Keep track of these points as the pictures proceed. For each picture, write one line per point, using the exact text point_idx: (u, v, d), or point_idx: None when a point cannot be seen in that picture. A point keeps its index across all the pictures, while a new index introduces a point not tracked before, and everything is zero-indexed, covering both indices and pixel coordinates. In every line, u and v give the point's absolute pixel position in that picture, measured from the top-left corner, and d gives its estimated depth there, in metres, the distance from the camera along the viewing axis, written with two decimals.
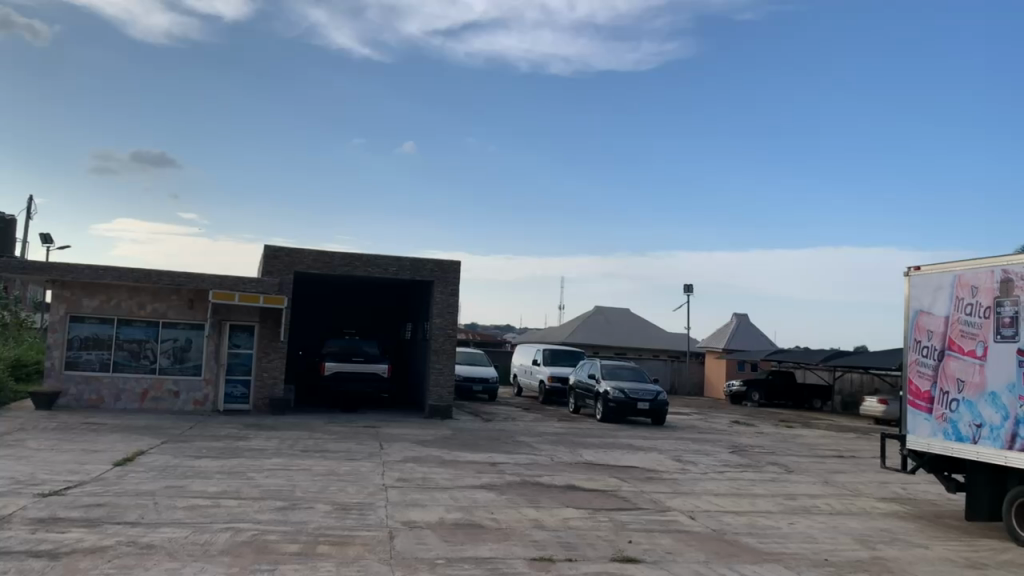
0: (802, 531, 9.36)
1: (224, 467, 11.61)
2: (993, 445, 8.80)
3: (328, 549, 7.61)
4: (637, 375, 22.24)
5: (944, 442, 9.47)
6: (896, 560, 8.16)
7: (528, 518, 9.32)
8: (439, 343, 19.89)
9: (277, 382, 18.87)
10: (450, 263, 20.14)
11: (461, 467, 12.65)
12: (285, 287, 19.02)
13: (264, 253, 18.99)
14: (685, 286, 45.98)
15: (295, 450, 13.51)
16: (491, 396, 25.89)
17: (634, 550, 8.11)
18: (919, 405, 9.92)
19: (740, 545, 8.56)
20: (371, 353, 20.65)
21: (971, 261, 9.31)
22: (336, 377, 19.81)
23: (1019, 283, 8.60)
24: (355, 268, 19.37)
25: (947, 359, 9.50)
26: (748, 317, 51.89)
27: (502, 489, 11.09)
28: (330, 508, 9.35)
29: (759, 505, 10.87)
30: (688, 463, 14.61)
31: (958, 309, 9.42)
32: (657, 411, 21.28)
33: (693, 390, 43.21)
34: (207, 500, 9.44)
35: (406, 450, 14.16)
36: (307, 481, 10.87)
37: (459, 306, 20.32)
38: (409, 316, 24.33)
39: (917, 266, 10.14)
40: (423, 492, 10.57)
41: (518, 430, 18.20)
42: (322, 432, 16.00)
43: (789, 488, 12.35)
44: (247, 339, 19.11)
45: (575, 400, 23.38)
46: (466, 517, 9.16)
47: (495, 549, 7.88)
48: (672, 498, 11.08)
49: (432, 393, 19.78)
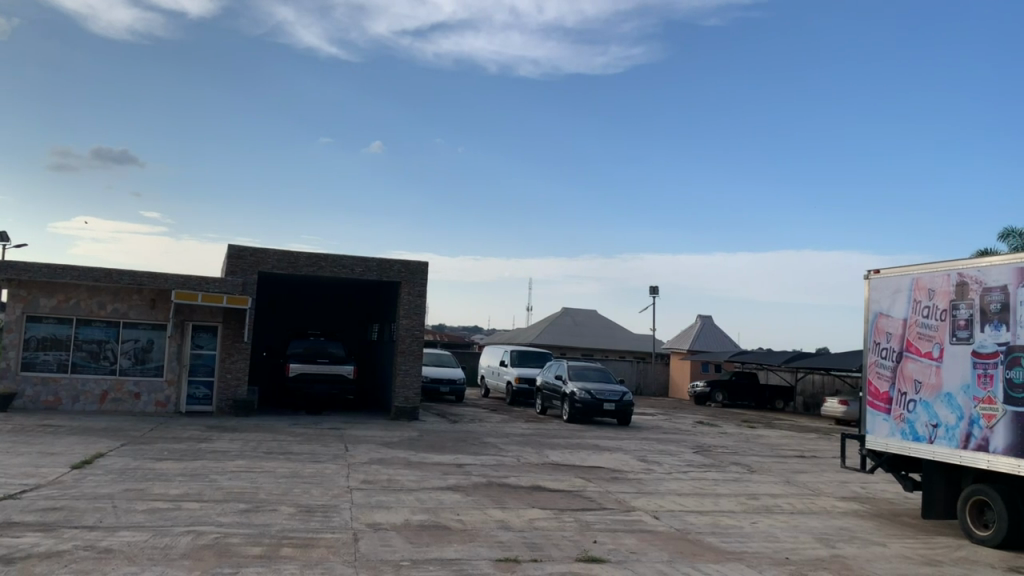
0: (764, 531, 9.48)
1: (185, 469, 11.44)
2: (948, 444, 9.00)
3: (291, 552, 7.54)
4: (604, 375, 22.37)
5: (902, 442, 9.66)
6: (854, 558, 8.30)
7: (493, 519, 9.32)
8: (405, 345, 19.80)
9: (240, 383, 18.65)
10: (417, 264, 20.06)
11: (426, 468, 12.61)
12: (249, 287, 18.81)
13: (228, 252, 18.75)
14: (652, 287, 46.47)
15: (258, 452, 13.37)
16: (458, 396, 25.78)
17: (598, 550, 8.16)
18: (878, 406, 10.11)
19: (703, 545, 8.64)
20: (337, 354, 20.49)
21: (928, 265, 9.52)
22: (301, 378, 19.65)
23: (975, 286, 8.81)
24: (321, 269, 19.23)
25: (904, 361, 9.70)
26: (712, 318, 52.54)
27: (468, 490, 11.07)
28: (293, 510, 9.27)
29: (722, 505, 10.99)
30: (653, 463, 14.72)
31: (915, 311, 9.63)
32: (623, 412, 21.41)
33: (659, 390, 43.59)
34: (167, 503, 9.30)
35: (371, 451, 14.09)
36: (270, 483, 10.76)
37: (426, 307, 20.27)
38: (376, 316, 24.22)
39: (876, 269, 10.33)
40: (387, 493, 10.52)
41: (485, 431, 18.19)
42: (286, 434, 15.84)
43: (751, 488, 12.49)
44: (210, 340, 18.85)
45: (542, 400, 23.42)
46: (432, 519, 9.14)
47: (460, 551, 7.87)
48: (636, 498, 11.15)
49: (398, 395, 19.69)
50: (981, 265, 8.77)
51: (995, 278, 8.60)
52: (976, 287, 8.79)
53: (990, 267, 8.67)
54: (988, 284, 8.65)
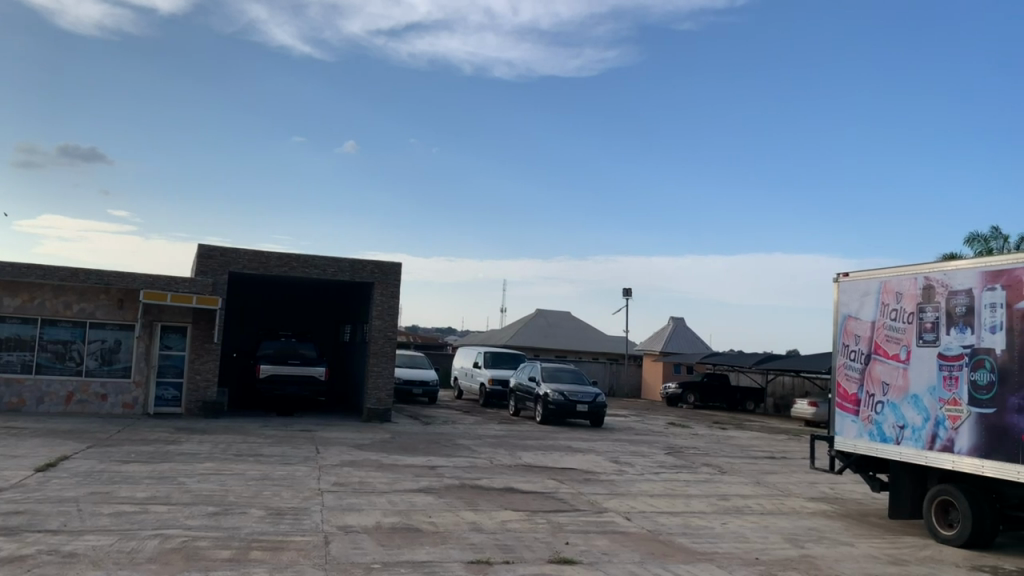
0: (734, 531, 9.56)
1: (152, 472, 11.27)
2: (915, 445, 9.13)
3: (261, 555, 7.46)
4: (577, 377, 22.42)
5: (870, 443, 9.78)
6: (823, 558, 8.39)
7: (465, 521, 9.30)
8: (378, 346, 19.70)
9: (210, 384, 18.44)
10: (390, 265, 19.97)
11: (399, 470, 12.56)
12: (219, 288, 18.60)
13: (198, 252, 18.53)
14: (624, 290, 46.75)
15: (228, 455, 13.22)
16: (431, 398, 25.70)
17: (571, 551, 8.17)
18: (847, 408, 10.23)
19: (675, 545, 8.69)
20: (309, 355, 20.31)
21: (896, 268, 9.67)
22: (272, 380, 19.46)
23: (941, 289, 8.96)
24: (292, 269, 19.07)
25: (872, 363, 9.83)
26: (684, 320, 52.98)
27: (440, 492, 11.03)
28: (263, 513, 9.17)
29: (693, 505, 11.06)
30: (625, 464, 14.78)
31: (883, 314, 9.77)
32: (596, 413, 21.47)
33: (631, 391, 43.80)
34: (134, 506, 9.16)
35: (343, 453, 14.00)
36: (239, 485, 10.64)
37: (400, 308, 20.18)
38: (348, 317, 24.05)
39: (845, 272, 10.46)
40: (359, 496, 10.45)
41: (458, 433, 18.15)
42: (256, 436, 15.68)
43: (722, 489, 12.60)
44: (179, 341, 18.61)
45: (515, 402, 23.42)
46: (404, 521, 9.09)
47: (432, 553, 7.83)
48: (608, 500, 11.18)
49: (371, 396, 19.55)
50: (947, 268, 8.92)
51: (960, 281, 8.75)
52: (943, 290, 8.93)
53: (956, 270, 8.82)
54: (954, 287, 8.80)
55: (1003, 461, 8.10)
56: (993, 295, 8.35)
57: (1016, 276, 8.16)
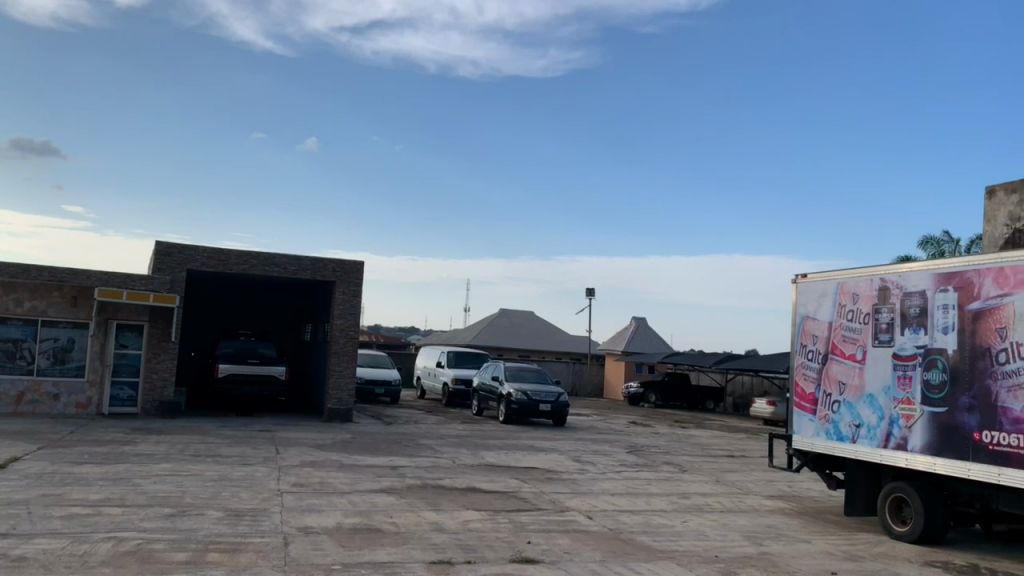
0: (694, 529, 9.65)
1: (106, 473, 11.03)
2: (870, 444, 9.30)
3: (219, 557, 7.34)
4: (540, 377, 22.46)
5: (827, 441, 9.95)
6: (780, 554, 8.51)
7: (427, 521, 9.26)
8: (340, 346, 19.52)
9: (167, 384, 18.15)
10: (352, 264, 19.80)
11: (360, 470, 12.46)
12: (176, 286, 18.28)
13: (155, 249, 18.17)
14: (588, 289, 47.10)
15: (185, 455, 13.00)
16: (393, 398, 25.56)
17: (532, 550, 8.18)
18: (804, 407, 10.40)
19: (636, 544, 8.74)
20: (269, 355, 20.07)
21: (853, 270, 9.83)
22: (230, 380, 19.17)
23: (896, 291, 9.14)
24: (252, 267, 18.84)
25: (829, 362, 10.00)
26: (647, 321, 53.43)
27: (402, 492, 10.97)
28: (221, 514, 9.02)
29: (653, 504, 11.15)
30: (586, 463, 14.86)
31: (840, 315, 9.94)
32: (559, 412, 21.54)
33: (594, 391, 44.00)
34: (87, 508, 8.95)
35: (303, 454, 13.83)
36: (197, 487, 10.45)
37: (361, 308, 20.01)
38: (309, 316, 23.78)
39: (804, 273, 10.62)
40: (320, 496, 10.35)
41: (420, 433, 18.08)
42: (214, 436, 15.42)
43: (682, 487, 12.72)
44: (135, 340, 18.26)
45: (478, 402, 23.40)
46: (364, 522, 9.02)
47: (393, 553, 7.78)
48: (570, 499, 11.20)
49: (331, 396, 19.35)
50: (901, 270, 9.11)
51: (914, 283, 8.94)
52: (897, 292, 9.12)
53: (910, 272, 9.01)
54: (908, 288, 8.99)
55: (954, 459, 8.29)
56: (945, 296, 8.55)
57: (967, 278, 8.36)
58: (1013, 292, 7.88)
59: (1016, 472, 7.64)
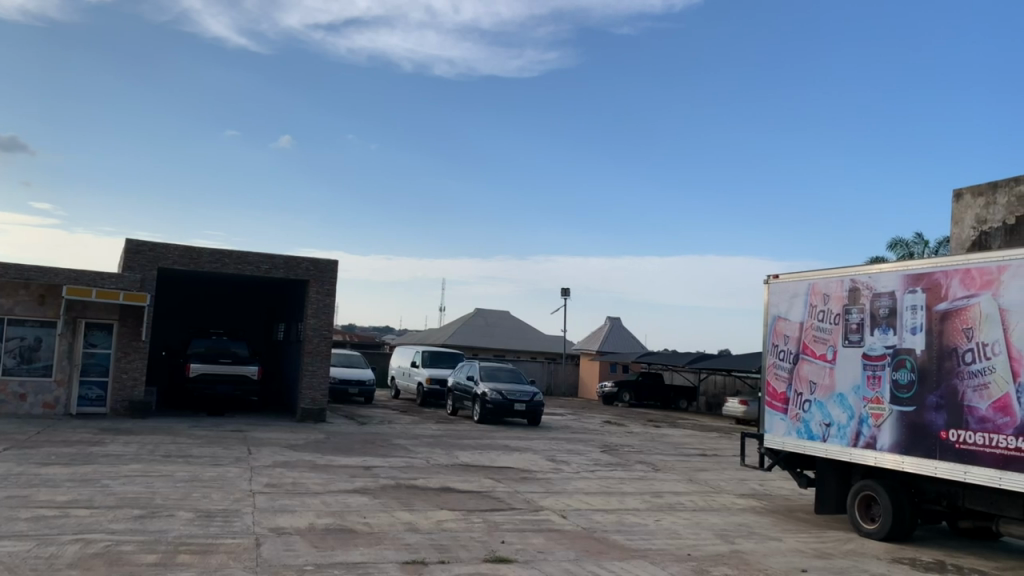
0: (667, 528, 9.71)
1: (74, 474, 10.87)
2: (840, 443, 9.42)
3: (189, 559, 7.25)
4: (514, 376, 22.49)
5: (798, 440, 10.06)
6: (752, 553, 8.59)
7: (401, 521, 9.22)
8: (313, 345, 19.38)
9: (137, 384, 17.94)
10: (326, 263, 19.67)
11: (333, 471, 12.39)
12: (147, 284, 18.04)
13: (125, 247, 17.92)
14: (563, 290, 47.33)
15: (155, 456, 12.84)
16: (367, 398, 25.43)
17: (506, 550, 8.18)
18: (776, 406, 10.51)
19: (609, 543, 8.77)
20: (241, 354, 19.89)
21: (823, 270, 9.95)
22: (201, 380, 18.95)
23: (866, 291, 9.27)
24: (224, 265, 18.69)
25: (800, 362, 10.13)
26: (621, 321, 53.72)
27: (375, 492, 10.91)
28: (191, 515, 8.93)
29: (627, 503, 11.20)
30: (561, 462, 14.89)
31: (811, 315, 10.06)
32: (534, 412, 21.57)
33: (569, 390, 44.12)
34: (55, 510, 8.81)
35: (275, 454, 13.73)
36: (167, 487, 10.33)
37: (335, 307, 19.89)
38: (282, 315, 23.59)
39: (776, 273, 10.73)
40: (292, 497, 10.26)
41: (394, 433, 17.99)
42: (185, 437, 15.23)
43: (655, 486, 12.78)
44: (105, 338, 18.00)
45: (453, 402, 23.35)
46: (338, 523, 8.97)
47: (366, 554, 7.74)
48: (544, 498, 11.22)
49: (304, 396, 19.20)
50: (871, 271, 9.24)
51: (884, 284, 9.07)
52: (867, 292, 9.25)
53: (880, 274, 9.14)
54: (877, 289, 9.12)
55: (922, 457, 8.42)
56: (914, 297, 8.68)
57: (935, 279, 8.50)
58: (980, 293, 8.01)
59: (982, 470, 7.78)
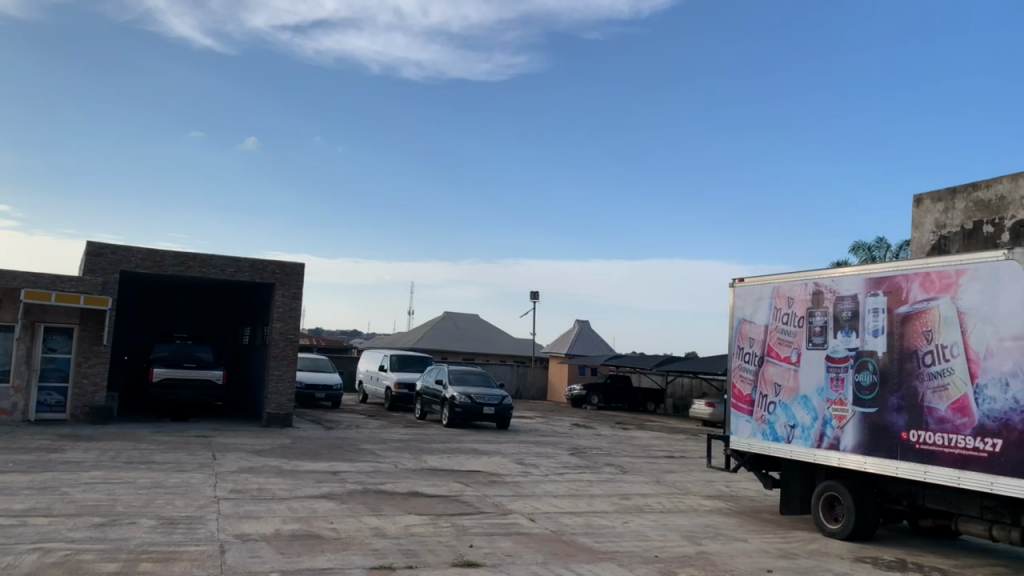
0: (635, 530, 9.77)
1: (33, 482, 10.62)
2: (804, 444, 9.55)
3: (151, 567, 7.12)
4: (483, 380, 22.46)
5: (763, 442, 10.18)
6: (718, 553, 8.67)
7: (369, 526, 9.16)
8: (279, 348, 19.20)
9: (98, 389, 17.61)
10: (292, 266, 19.52)
11: (300, 476, 12.28)
12: (109, 288, 17.72)
13: (86, 249, 17.58)
14: (532, 293, 47.50)
15: (117, 462, 12.61)
16: (334, 403, 25.23)
17: (475, 554, 8.17)
18: (741, 408, 10.63)
19: (577, 545, 8.81)
20: (206, 359, 19.62)
21: (787, 274, 10.09)
22: (164, 385, 18.66)
23: (829, 295, 9.41)
24: (189, 268, 18.46)
25: (765, 365, 10.26)
26: (590, 324, 54.02)
27: (343, 498, 10.82)
28: (154, 522, 8.77)
29: (595, 505, 11.26)
30: (529, 466, 14.90)
31: (776, 318, 10.19)
32: (503, 415, 21.58)
33: (537, 393, 44.18)
34: (11, 519, 8.60)
35: (240, 459, 13.56)
36: (129, 494, 10.15)
37: (302, 311, 19.71)
38: (247, 319, 23.32)
39: (741, 277, 10.86)
40: (258, 503, 10.15)
41: (362, 437, 17.87)
42: (147, 443, 14.97)
43: (623, 488, 12.86)
44: (64, 343, 17.65)
45: (421, 406, 23.26)
46: (305, 528, 8.89)
47: (333, 560, 7.68)
48: (513, 502, 11.21)
49: (270, 401, 19.00)
50: (834, 275, 9.38)
51: (846, 288, 9.22)
52: (830, 296, 9.40)
53: (843, 277, 9.29)
54: (840, 293, 9.27)
55: (883, 458, 8.56)
56: (876, 300, 8.83)
57: (896, 283, 8.66)
58: (939, 296, 8.17)
59: (941, 470, 7.94)
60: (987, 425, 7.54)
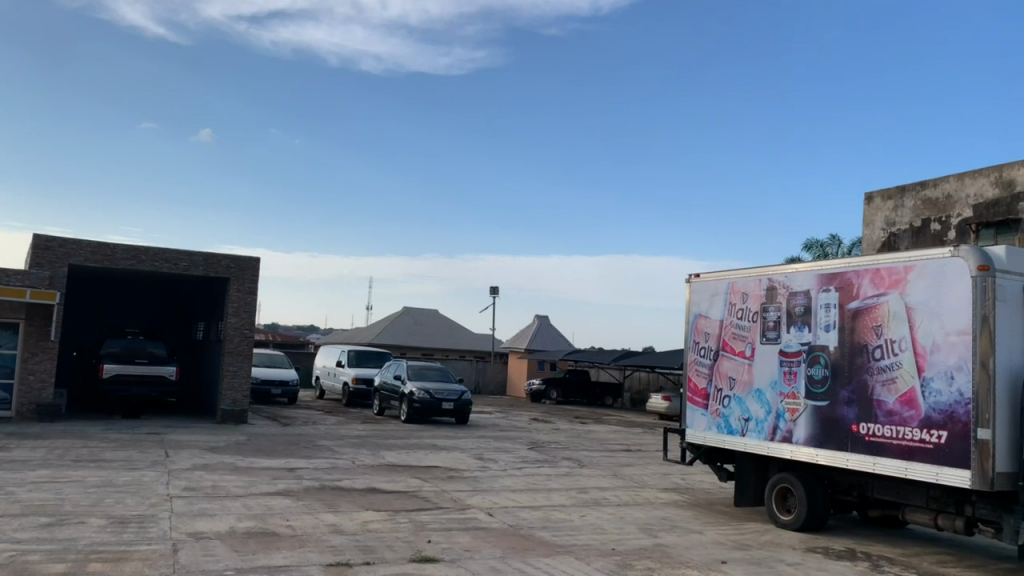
0: (592, 523, 9.84)
1: None
2: (757, 437, 9.71)
3: (101, 567, 6.97)
4: (442, 375, 22.39)
5: (717, 435, 10.34)
6: (674, 546, 8.77)
7: (325, 523, 9.08)
8: (234, 344, 18.91)
9: (46, 386, 17.16)
10: (248, 260, 19.21)
11: (255, 473, 12.12)
12: (57, 282, 17.25)
13: (33, 243, 17.07)
14: (493, 288, 47.55)
15: (65, 461, 12.29)
16: (291, 400, 24.93)
17: (433, 549, 8.15)
18: (697, 402, 10.78)
19: (535, 539, 8.83)
20: (159, 354, 19.18)
21: (742, 270, 10.23)
22: (115, 381, 18.24)
23: (783, 291, 9.57)
24: (141, 262, 18.11)
25: (720, 359, 10.40)
26: (550, 320, 54.22)
27: (299, 494, 10.71)
28: (103, 522, 8.57)
29: (553, 499, 11.31)
30: (488, 460, 14.92)
31: (730, 313, 10.34)
32: (461, 410, 21.56)
33: (497, 389, 44.22)
34: None
35: (194, 456, 13.31)
36: (77, 493, 9.91)
37: (257, 306, 19.43)
38: (202, 314, 22.90)
39: (697, 273, 11.00)
40: (213, 500, 10.00)
41: (319, 434, 17.70)
42: (97, 441, 14.59)
43: (581, 482, 12.94)
44: (9, 338, 17.12)
45: (380, 402, 23.11)
46: (260, 526, 8.77)
47: (289, 557, 7.59)
48: (471, 497, 11.20)
49: (225, 398, 18.70)
50: (788, 271, 9.55)
51: (800, 283, 9.39)
52: (784, 291, 9.55)
53: (796, 273, 9.45)
54: (794, 288, 9.43)
55: (834, 450, 8.74)
56: (828, 296, 9.01)
57: (848, 279, 8.83)
58: (889, 292, 8.36)
59: (888, 461, 8.14)
60: (934, 417, 7.74)
